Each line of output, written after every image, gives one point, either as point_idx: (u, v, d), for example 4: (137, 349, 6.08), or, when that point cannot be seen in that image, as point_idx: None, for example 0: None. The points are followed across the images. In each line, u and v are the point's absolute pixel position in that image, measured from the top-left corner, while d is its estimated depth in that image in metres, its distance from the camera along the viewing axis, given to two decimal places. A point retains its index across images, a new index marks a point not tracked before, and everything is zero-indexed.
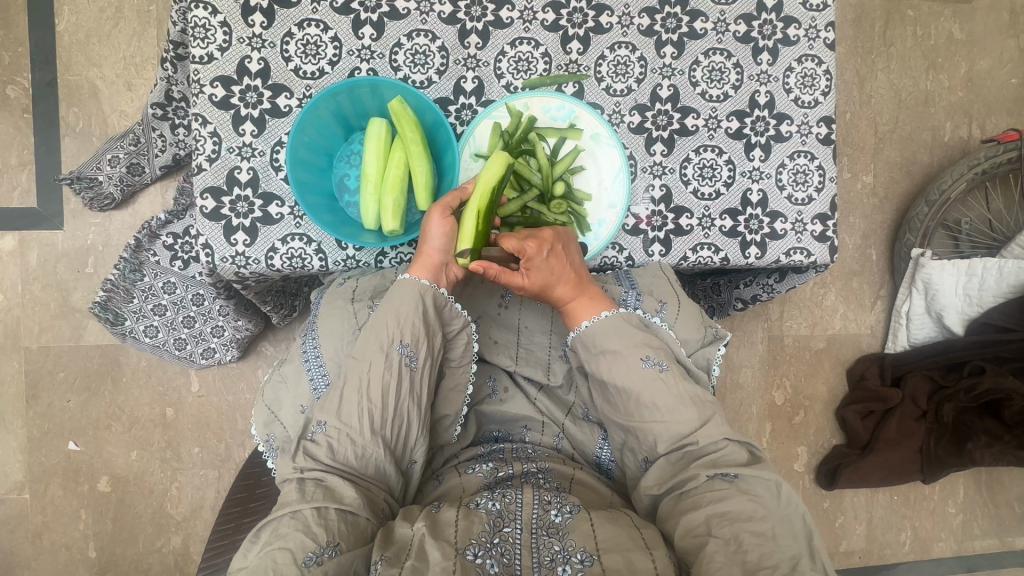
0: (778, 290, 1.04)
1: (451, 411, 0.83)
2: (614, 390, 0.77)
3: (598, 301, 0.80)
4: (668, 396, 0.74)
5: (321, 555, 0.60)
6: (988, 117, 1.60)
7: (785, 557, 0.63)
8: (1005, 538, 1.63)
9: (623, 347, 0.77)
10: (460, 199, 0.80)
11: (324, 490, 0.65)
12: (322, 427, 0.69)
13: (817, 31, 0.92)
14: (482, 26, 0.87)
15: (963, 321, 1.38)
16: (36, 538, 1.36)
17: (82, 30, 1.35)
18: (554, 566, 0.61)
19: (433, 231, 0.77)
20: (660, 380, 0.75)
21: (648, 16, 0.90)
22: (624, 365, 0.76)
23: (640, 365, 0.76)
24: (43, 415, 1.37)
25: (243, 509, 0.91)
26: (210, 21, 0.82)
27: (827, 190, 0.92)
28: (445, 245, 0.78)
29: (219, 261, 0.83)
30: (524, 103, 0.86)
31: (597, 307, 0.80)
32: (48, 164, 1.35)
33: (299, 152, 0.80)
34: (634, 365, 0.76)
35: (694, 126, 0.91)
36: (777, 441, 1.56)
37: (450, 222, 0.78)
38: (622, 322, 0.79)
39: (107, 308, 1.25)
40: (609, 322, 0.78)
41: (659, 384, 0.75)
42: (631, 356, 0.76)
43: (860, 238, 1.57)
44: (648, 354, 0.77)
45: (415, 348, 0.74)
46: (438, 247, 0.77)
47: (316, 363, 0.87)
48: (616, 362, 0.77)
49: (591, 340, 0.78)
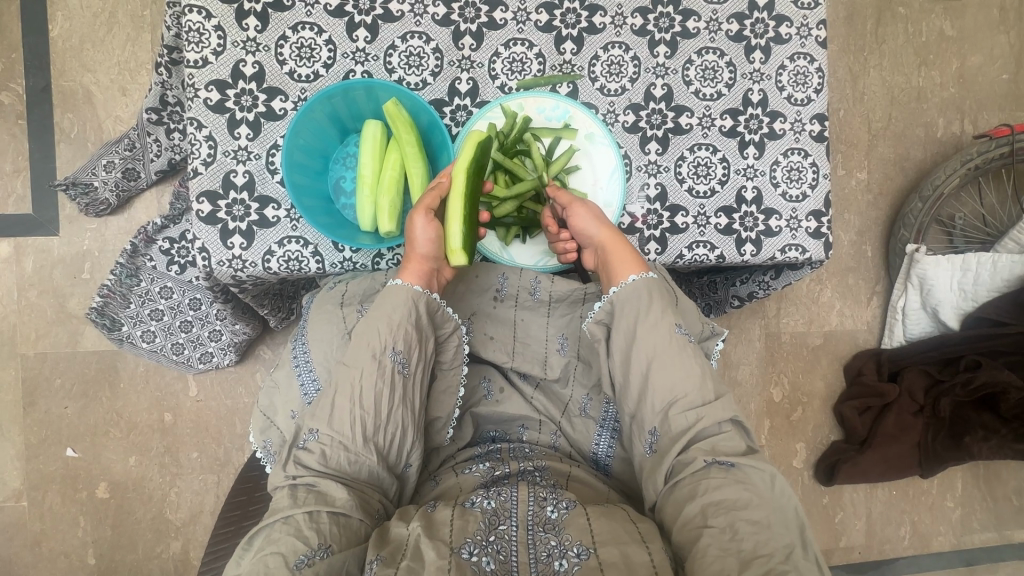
0: (774, 287, 1.04)
1: (444, 412, 0.83)
2: (641, 355, 0.76)
3: (638, 262, 0.81)
4: (692, 368, 0.75)
5: (313, 557, 0.61)
6: (979, 113, 1.61)
7: (780, 546, 0.64)
8: (1004, 531, 1.64)
9: (663, 308, 0.78)
10: (439, 196, 0.79)
11: (316, 495, 0.65)
12: (314, 434, 0.69)
13: (809, 28, 0.92)
14: (476, 27, 0.88)
15: (959, 316, 1.38)
16: (35, 545, 1.36)
17: (76, 35, 1.35)
18: (551, 562, 0.62)
19: (418, 236, 0.77)
20: (689, 349, 0.76)
21: (640, 16, 0.90)
22: (658, 330, 0.76)
23: (675, 331, 0.77)
24: (40, 422, 1.36)
25: (243, 512, 0.91)
26: (204, 25, 0.82)
27: (821, 187, 0.92)
28: (431, 249, 0.78)
29: (215, 264, 0.83)
30: (518, 103, 0.86)
31: (638, 267, 0.80)
32: (43, 169, 1.35)
33: (295, 156, 0.80)
34: (669, 330, 0.76)
35: (687, 125, 0.91)
36: (776, 438, 1.56)
37: (434, 225, 0.78)
38: (660, 288, 0.79)
39: (103, 314, 1.25)
40: (650, 284, 0.79)
41: (676, 376, 0.74)
42: (668, 320, 0.77)
43: (855, 235, 1.57)
44: (680, 323, 0.78)
45: (407, 355, 0.74)
46: (425, 252, 0.78)
47: (307, 367, 0.87)
48: (655, 320, 0.77)
49: (631, 297, 0.78)
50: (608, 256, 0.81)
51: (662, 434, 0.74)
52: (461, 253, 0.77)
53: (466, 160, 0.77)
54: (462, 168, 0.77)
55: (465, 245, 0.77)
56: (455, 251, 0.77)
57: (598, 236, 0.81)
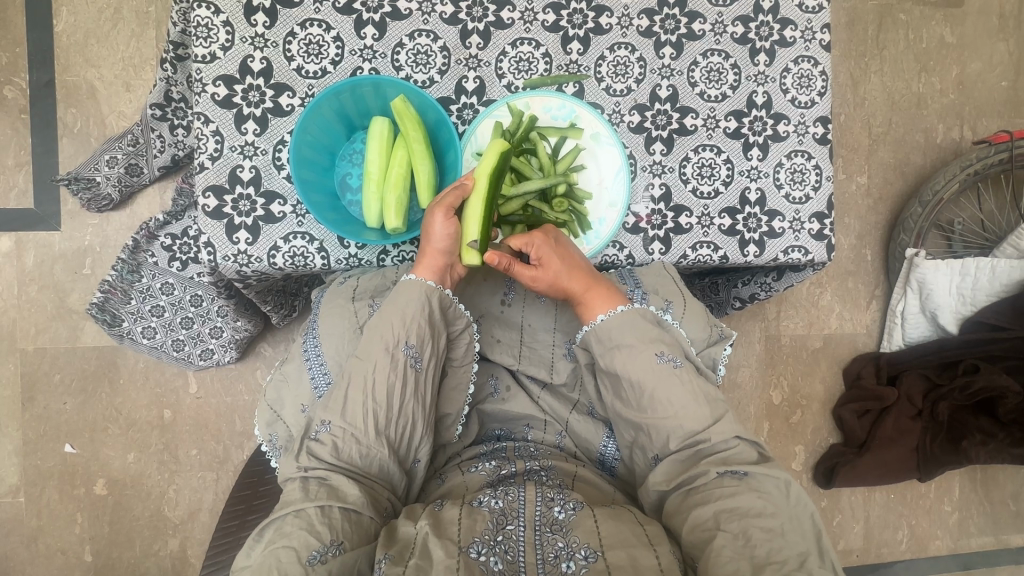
0: (776, 288, 1.05)
1: (454, 408, 0.83)
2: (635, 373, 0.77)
3: (613, 296, 0.82)
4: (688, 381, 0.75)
5: (326, 553, 0.61)
6: (979, 120, 1.62)
7: (794, 553, 0.64)
8: (1000, 536, 1.64)
9: (639, 341, 0.78)
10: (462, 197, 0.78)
11: (328, 490, 0.65)
12: (326, 426, 0.69)
13: (813, 32, 0.93)
14: (483, 26, 0.88)
15: (958, 320, 1.39)
16: (32, 541, 1.35)
17: (80, 30, 1.35)
18: (558, 564, 0.62)
19: (436, 231, 0.77)
20: (674, 376, 0.76)
21: (646, 17, 0.91)
22: (639, 362, 0.77)
23: (655, 361, 0.77)
24: (39, 418, 1.36)
25: (247, 506, 0.91)
26: (212, 20, 0.82)
27: (824, 189, 0.93)
28: (447, 246, 0.78)
29: (221, 260, 0.83)
30: (525, 102, 0.87)
31: (613, 302, 0.81)
32: (44, 164, 1.34)
33: (303, 151, 0.80)
34: (649, 361, 0.77)
35: (692, 126, 0.92)
36: (775, 440, 1.56)
37: (454, 223, 0.77)
38: (640, 317, 0.80)
39: (103, 310, 1.24)
40: (627, 317, 0.79)
41: (672, 379, 0.76)
42: (648, 351, 0.77)
43: (855, 239, 1.58)
44: (662, 350, 0.78)
45: (420, 349, 0.74)
46: (441, 248, 0.77)
47: (319, 361, 0.87)
48: (629, 357, 0.78)
49: (605, 333, 0.79)
50: (577, 300, 0.82)
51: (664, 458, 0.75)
52: (475, 256, 0.77)
53: (490, 164, 0.78)
54: (486, 171, 0.78)
55: (481, 244, 0.77)
56: (469, 251, 0.77)
57: (569, 287, 0.81)
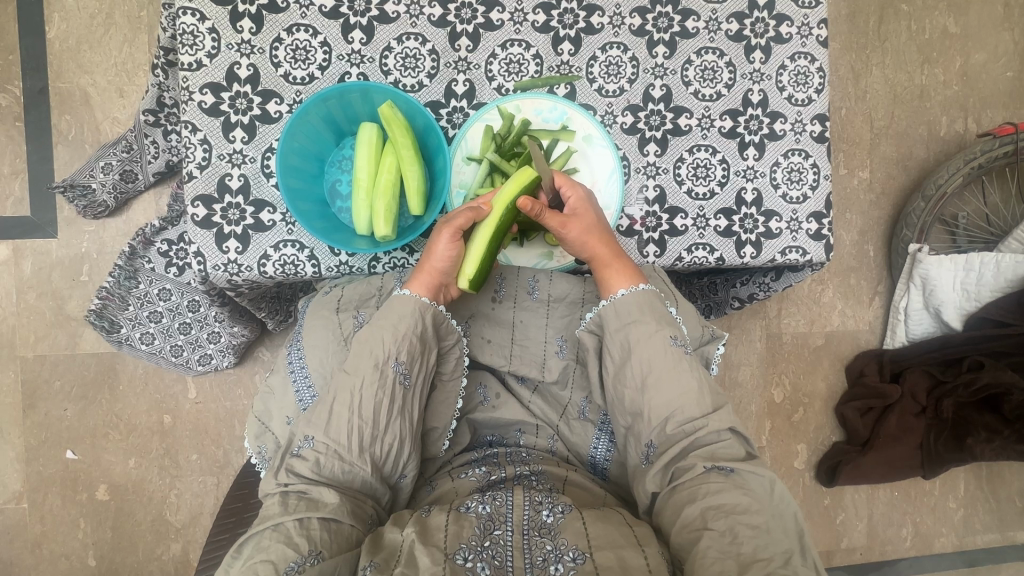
0: (775, 288, 1.04)
1: (441, 423, 0.82)
2: (634, 366, 0.76)
3: (632, 273, 0.81)
4: (684, 383, 0.74)
5: (303, 564, 0.61)
6: (983, 111, 1.59)
7: (778, 551, 0.63)
8: (1007, 532, 1.63)
9: (655, 321, 0.77)
10: (474, 218, 0.77)
11: (307, 502, 0.65)
12: (308, 442, 0.69)
13: (810, 28, 0.91)
14: (472, 28, 0.87)
15: (962, 316, 1.37)
16: (35, 547, 1.36)
17: (72, 36, 1.35)
18: (546, 566, 0.61)
19: (439, 251, 0.76)
20: (684, 362, 0.75)
21: (639, 16, 0.89)
22: (653, 343, 0.76)
23: (669, 344, 0.76)
24: (40, 425, 1.36)
25: (237, 519, 0.91)
26: (198, 27, 0.81)
27: (822, 188, 0.91)
28: (448, 266, 0.77)
29: (211, 269, 0.83)
30: (516, 105, 0.85)
31: (632, 279, 0.80)
32: (40, 171, 1.34)
33: (290, 159, 0.79)
34: (663, 344, 0.76)
35: (687, 126, 0.90)
36: (776, 438, 1.55)
37: (458, 244, 0.77)
38: (655, 299, 0.79)
39: (102, 316, 1.25)
40: (645, 296, 0.79)
41: (681, 366, 0.75)
42: (663, 332, 0.77)
43: (858, 234, 1.56)
44: (675, 334, 0.77)
45: (409, 366, 0.73)
46: (441, 268, 0.77)
47: (303, 374, 0.87)
48: (645, 333, 0.77)
49: (622, 310, 0.78)
50: (599, 268, 0.81)
51: (659, 445, 0.74)
52: (469, 285, 0.78)
53: (509, 195, 0.77)
54: (504, 202, 0.77)
55: (476, 274, 0.78)
56: (464, 276, 0.78)
57: (594, 247, 0.80)
